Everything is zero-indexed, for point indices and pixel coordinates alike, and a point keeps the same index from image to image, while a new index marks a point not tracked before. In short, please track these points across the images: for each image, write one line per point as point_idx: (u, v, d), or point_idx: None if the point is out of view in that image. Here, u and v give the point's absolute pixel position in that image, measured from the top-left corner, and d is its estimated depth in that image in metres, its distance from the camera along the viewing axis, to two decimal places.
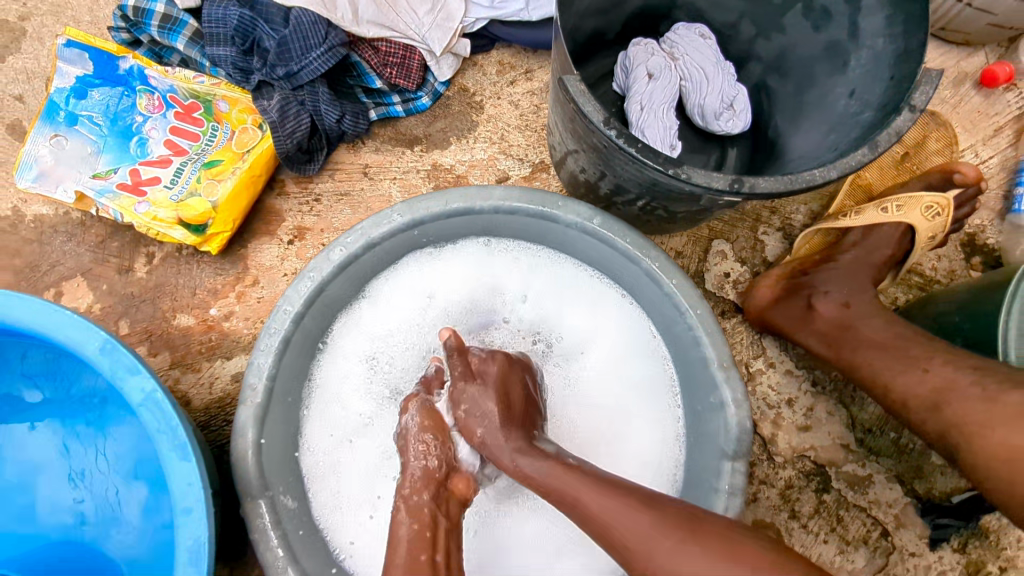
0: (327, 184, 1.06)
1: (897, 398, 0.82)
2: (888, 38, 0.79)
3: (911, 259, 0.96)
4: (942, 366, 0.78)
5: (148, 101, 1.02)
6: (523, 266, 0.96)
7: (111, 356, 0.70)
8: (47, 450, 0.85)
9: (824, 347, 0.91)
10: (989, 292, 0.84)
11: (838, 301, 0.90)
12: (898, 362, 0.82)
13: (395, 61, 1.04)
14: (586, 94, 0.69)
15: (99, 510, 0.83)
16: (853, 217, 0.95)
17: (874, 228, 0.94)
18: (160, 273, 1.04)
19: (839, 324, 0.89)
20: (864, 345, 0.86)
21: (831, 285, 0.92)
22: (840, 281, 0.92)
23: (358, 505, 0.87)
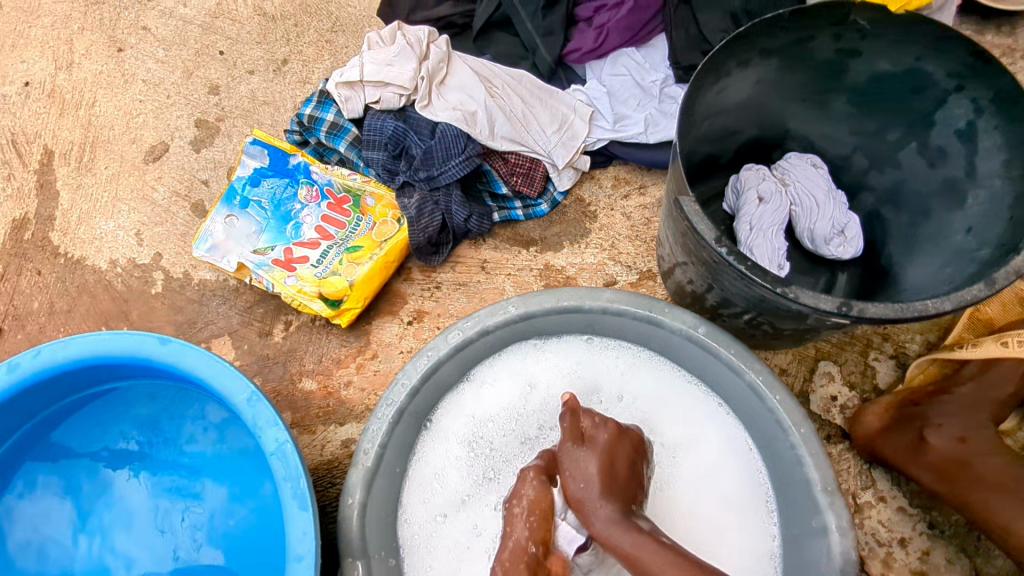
0: (449, 274, 1.17)
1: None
2: (1006, 179, 0.81)
3: None
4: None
5: (308, 192, 1.19)
6: (622, 367, 1.00)
7: (255, 406, 0.79)
8: (177, 487, 0.94)
9: (936, 484, 0.86)
10: None
11: (953, 435, 0.86)
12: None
13: (521, 171, 1.16)
14: (699, 214, 0.75)
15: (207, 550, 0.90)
16: (971, 348, 0.90)
17: (993, 362, 0.88)
18: (293, 339, 1.16)
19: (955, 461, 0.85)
20: (980, 486, 0.83)
21: (946, 419, 0.88)
22: (958, 416, 0.87)
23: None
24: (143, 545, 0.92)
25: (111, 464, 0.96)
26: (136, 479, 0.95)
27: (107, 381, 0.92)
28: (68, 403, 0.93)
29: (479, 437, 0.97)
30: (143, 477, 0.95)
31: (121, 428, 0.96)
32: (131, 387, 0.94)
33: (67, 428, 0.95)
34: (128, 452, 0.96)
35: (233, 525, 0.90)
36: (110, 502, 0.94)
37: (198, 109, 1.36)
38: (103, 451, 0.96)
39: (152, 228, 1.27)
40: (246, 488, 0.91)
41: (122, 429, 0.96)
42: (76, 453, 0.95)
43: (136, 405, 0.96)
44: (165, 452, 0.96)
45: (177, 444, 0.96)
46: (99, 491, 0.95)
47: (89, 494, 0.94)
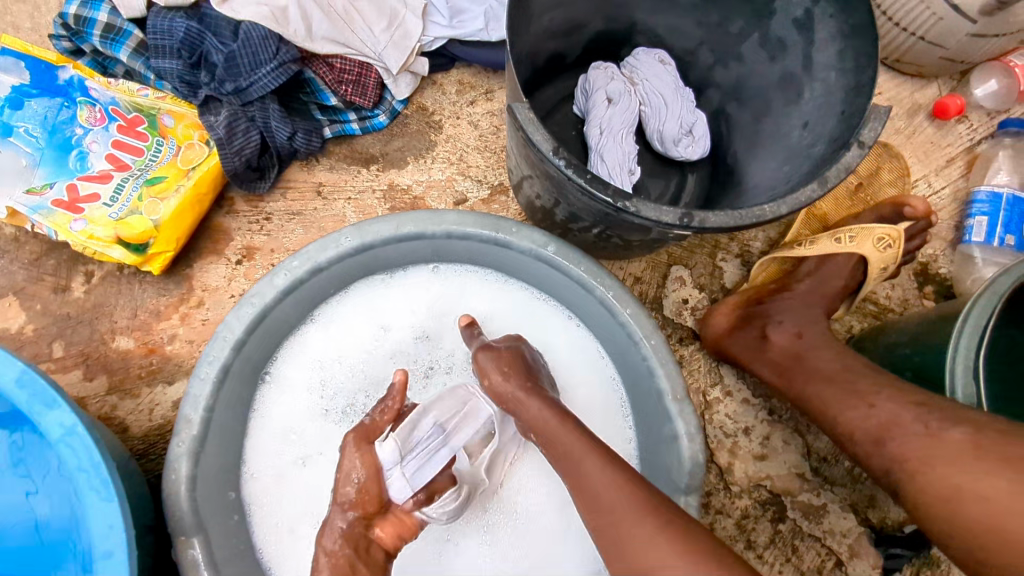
0: (279, 203, 1.03)
1: (843, 430, 0.80)
2: (840, 71, 0.78)
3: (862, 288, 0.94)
4: (888, 401, 0.76)
5: (89, 113, 0.97)
6: (474, 291, 0.94)
7: (30, 389, 0.65)
8: None
9: (775, 377, 0.90)
10: (934, 326, 0.84)
11: (791, 331, 0.90)
12: (845, 395, 0.80)
13: (350, 78, 1.01)
14: (535, 123, 0.67)
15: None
16: (809, 246, 0.93)
17: (827, 257, 0.92)
18: (99, 293, 0.99)
19: (794, 352, 0.88)
20: (814, 379, 0.85)
21: (785, 315, 0.91)
22: (795, 311, 0.91)
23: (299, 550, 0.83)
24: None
25: None
26: None
27: None
28: None
29: (327, 382, 0.90)
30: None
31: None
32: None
33: None
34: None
35: (26, 532, 0.76)
36: None
37: None
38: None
39: None
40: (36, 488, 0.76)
41: None
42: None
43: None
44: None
45: None
46: None
47: None
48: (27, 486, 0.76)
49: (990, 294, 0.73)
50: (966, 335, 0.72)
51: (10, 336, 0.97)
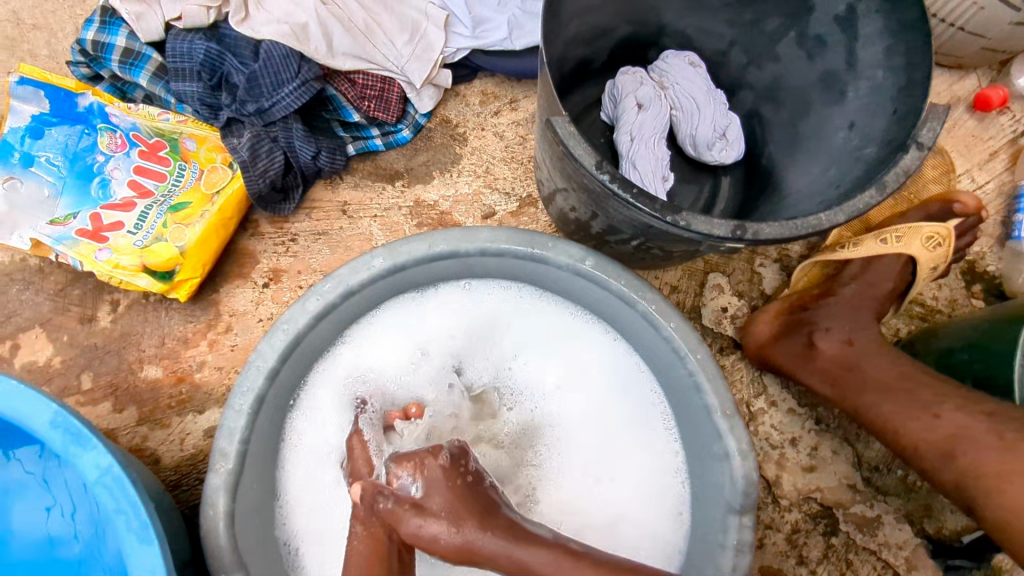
0: (304, 223, 1.01)
1: (908, 444, 0.77)
2: (887, 68, 0.75)
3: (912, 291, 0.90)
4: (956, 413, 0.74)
5: (110, 140, 0.96)
6: (507, 306, 0.91)
7: (64, 430, 0.63)
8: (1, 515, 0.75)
9: (828, 388, 0.86)
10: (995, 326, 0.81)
11: (840, 339, 0.86)
12: (911, 408, 0.77)
13: (372, 94, 0.99)
14: (576, 136, 0.64)
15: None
16: (852, 248, 0.89)
17: (874, 260, 0.88)
18: (125, 322, 0.98)
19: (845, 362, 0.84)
20: (869, 388, 0.82)
21: (833, 322, 0.87)
22: (846, 315, 0.87)
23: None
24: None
25: None
26: None
27: None
28: None
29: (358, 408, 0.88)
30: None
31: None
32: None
33: None
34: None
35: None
36: None
37: None
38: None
39: None
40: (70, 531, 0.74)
41: None
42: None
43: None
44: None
45: None
46: None
47: None
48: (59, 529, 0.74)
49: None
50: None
51: (38, 369, 0.96)
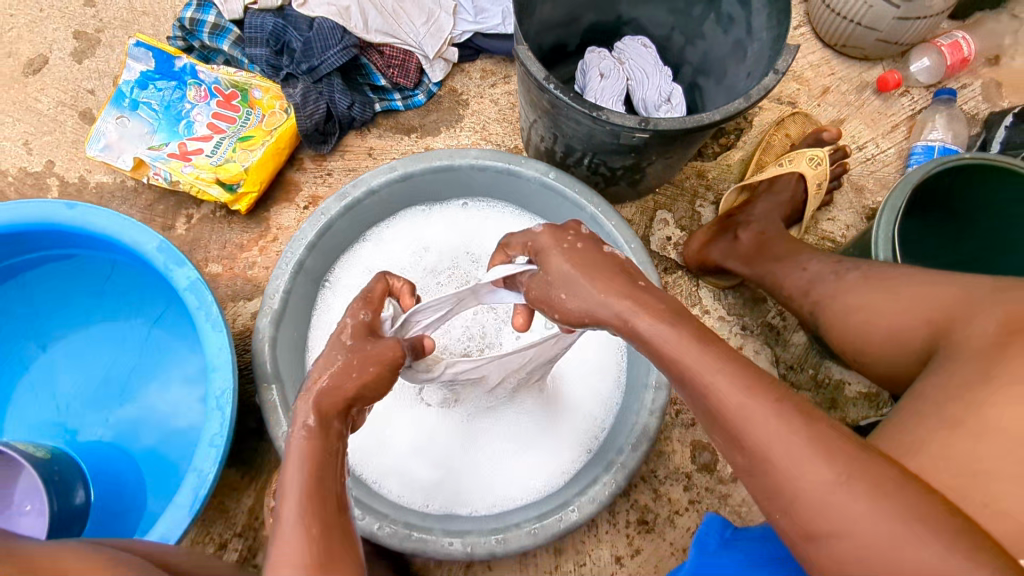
0: (338, 162, 1.29)
1: (787, 291, 0.99)
2: (769, 29, 1.01)
3: (809, 207, 1.17)
4: (816, 263, 0.96)
5: (196, 92, 1.26)
6: (494, 221, 1.18)
7: (166, 253, 0.90)
8: (131, 336, 1.07)
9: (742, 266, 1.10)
10: None
11: (756, 231, 1.10)
12: (790, 267, 1.01)
13: (396, 63, 1.28)
14: (532, 60, 0.92)
15: (147, 407, 1.04)
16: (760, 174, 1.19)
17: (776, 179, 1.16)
18: (196, 230, 1.25)
19: (757, 247, 1.09)
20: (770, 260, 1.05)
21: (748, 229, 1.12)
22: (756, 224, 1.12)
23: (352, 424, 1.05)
24: (89, 409, 1.04)
25: (71, 318, 1.08)
26: (87, 335, 1.08)
27: (66, 248, 1.02)
28: (29, 257, 1.03)
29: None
30: (80, 351, 1.07)
31: (63, 305, 1.08)
32: (67, 259, 1.05)
33: (40, 276, 1.06)
34: (67, 330, 1.08)
35: (169, 379, 1.05)
36: (67, 350, 1.07)
37: (75, 22, 1.36)
38: (40, 331, 1.07)
39: (40, 137, 1.29)
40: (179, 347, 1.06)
41: (81, 291, 1.08)
42: (18, 331, 1.06)
43: (74, 281, 1.07)
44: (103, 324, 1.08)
45: (116, 313, 1.08)
46: (56, 343, 1.07)
47: (46, 350, 1.07)
48: (172, 346, 1.06)
49: (903, 182, 0.94)
50: (885, 214, 0.93)
51: None
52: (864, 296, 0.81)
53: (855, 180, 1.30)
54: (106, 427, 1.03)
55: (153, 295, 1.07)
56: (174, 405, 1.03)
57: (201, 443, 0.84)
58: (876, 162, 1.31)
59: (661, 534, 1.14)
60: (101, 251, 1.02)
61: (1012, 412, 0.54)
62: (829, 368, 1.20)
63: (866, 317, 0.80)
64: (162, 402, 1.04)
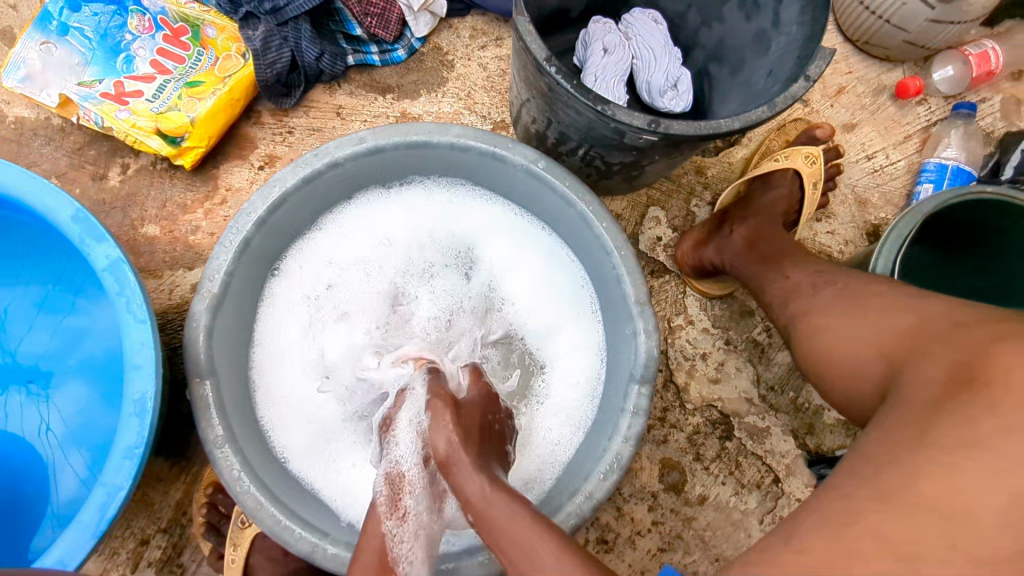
0: (302, 119, 1.14)
1: (775, 306, 0.91)
2: (800, 24, 0.90)
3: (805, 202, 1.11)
4: (799, 271, 0.91)
5: (139, 22, 1.08)
6: (462, 207, 1.06)
7: (82, 224, 0.76)
8: (59, 324, 0.96)
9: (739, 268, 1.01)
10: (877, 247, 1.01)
11: (745, 237, 1.02)
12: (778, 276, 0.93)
13: (375, 11, 1.12)
14: (533, 35, 0.79)
15: (62, 408, 0.94)
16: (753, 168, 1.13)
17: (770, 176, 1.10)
18: (133, 184, 1.10)
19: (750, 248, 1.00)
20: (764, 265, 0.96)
21: (739, 227, 1.04)
22: (748, 227, 1.04)
23: (297, 429, 0.96)
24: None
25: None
26: (11, 313, 0.96)
27: None
28: None
29: (337, 291, 1.03)
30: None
31: None
32: None
33: None
34: None
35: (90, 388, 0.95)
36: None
37: None
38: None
39: None
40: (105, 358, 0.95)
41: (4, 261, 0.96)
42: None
43: None
44: (7, 294, 0.97)
45: (44, 295, 0.96)
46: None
47: None
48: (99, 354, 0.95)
49: (913, 212, 0.91)
50: (890, 240, 0.90)
51: None
52: (828, 315, 0.80)
53: (860, 193, 1.22)
54: (16, 411, 0.95)
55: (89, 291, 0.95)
56: (92, 385, 0.95)
57: (115, 452, 0.73)
58: (884, 175, 1.23)
59: (621, 554, 1.08)
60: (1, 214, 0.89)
61: (935, 482, 0.52)
62: (810, 392, 1.15)
63: (826, 340, 0.79)
64: (84, 380, 0.95)
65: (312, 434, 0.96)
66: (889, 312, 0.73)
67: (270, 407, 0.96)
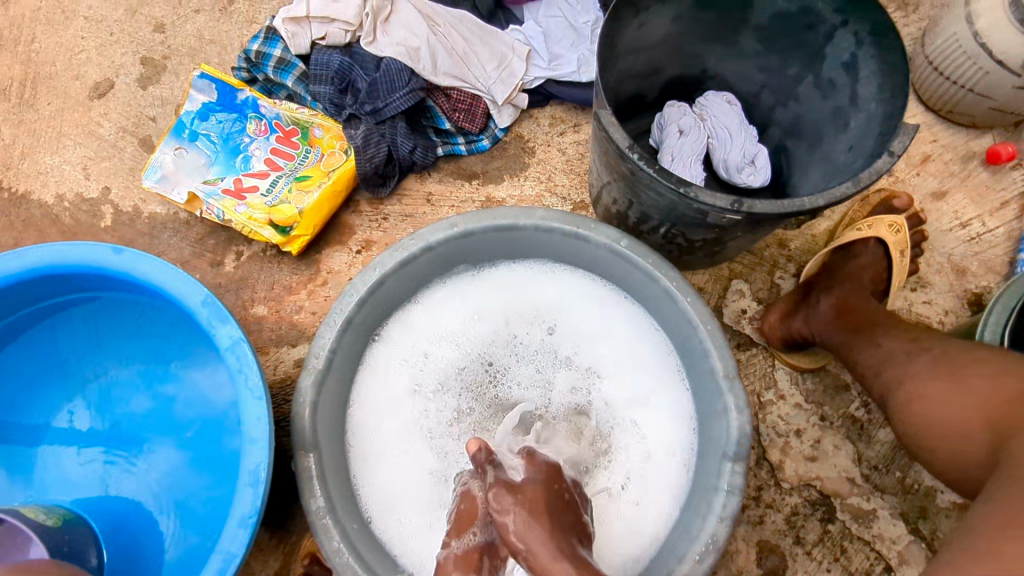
0: (396, 206, 1.24)
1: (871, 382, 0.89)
2: (879, 100, 0.92)
3: (893, 272, 1.08)
4: (893, 339, 0.88)
5: (256, 126, 1.22)
6: (546, 284, 1.10)
7: (210, 308, 0.85)
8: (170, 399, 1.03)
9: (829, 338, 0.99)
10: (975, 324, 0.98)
11: (831, 306, 1.00)
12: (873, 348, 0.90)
13: (463, 107, 1.22)
14: (616, 125, 0.84)
15: (173, 479, 1.00)
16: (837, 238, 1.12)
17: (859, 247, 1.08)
18: (245, 268, 1.21)
19: (837, 318, 0.99)
20: (851, 335, 0.95)
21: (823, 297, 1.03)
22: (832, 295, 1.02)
23: (386, 501, 0.98)
24: (115, 456, 1.02)
25: (114, 366, 1.05)
26: (129, 390, 1.04)
27: (102, 291, 0.99)
28: (56, 300, 1.00)
29: (428, 367, 1.07)
30: (105, 393, 1.04)
31: (106, 347, 1.05)
32: (105, 301, 1.02)
33: (79, 316, 1.03)
34: (102, 379, 1.04)
35: (196, 461, 1.00)
36: (110, 400, 1.04)
37: (143, 47, 1.35)
38: (69, 376, 1.05)
39: (99, 163, 1.28)
40: (208, 433, 1.00)
41: (122, 341, 1.05)
42: (48, 381, 1.04)
43: (111, 321, 1.04)
44: (128, 366, 1.05)
45: (159, 371, 1.04)
46: (100, 389, 1.04)
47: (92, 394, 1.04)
48: (205, 428, 1.01)
49: (1020, 280, 0.87)
50: (995, 310, 0.86)
51: None
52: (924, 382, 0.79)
53: (957, 261, 1.18)
54: (133, 478, 1.01)
55: (200, 367, 1.03)
56: (203, 452, 1.01)
57: (230, 521, 0.78)
58: (981, 242, 1.19)
59: None
60: (136, 296, 0.99)
61: None
62: (919, 473, 1.07)
63: (925, 408, 0.77)
64: (196, 448, 1.01)
65: (403, 508, 0.98)
66: (992, 382, 0.72)
67: (364, 480, 0.99)
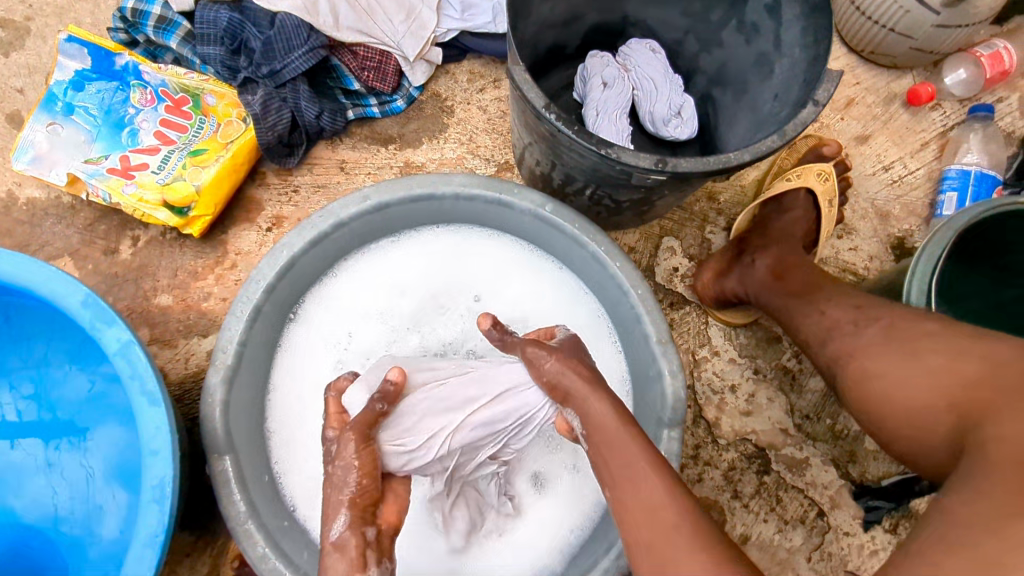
0: (306, 177, 1.14)
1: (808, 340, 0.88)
2: (803, 46, 0.89)
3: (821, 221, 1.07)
4: (837, 307, 0.86)
5: (141, 95, 1.10)
6: (474, 252, 1.04)
7: (92, 309, 0.76)
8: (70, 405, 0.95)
9: (763, 295, 0.98)
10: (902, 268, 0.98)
11: (766, 264, 0.99)
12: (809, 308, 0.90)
13: (372, 65, 1.13)
14: (529, 83, 0.78)
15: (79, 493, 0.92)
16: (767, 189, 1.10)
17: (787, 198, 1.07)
18: (144, 255, 1.10)
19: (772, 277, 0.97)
20: (787, 294, 0.94)
21: (758, 254, 1.02)
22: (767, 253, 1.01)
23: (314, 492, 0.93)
24: (16, 469, 0.94)
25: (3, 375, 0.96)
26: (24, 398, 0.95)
27: None
28: None
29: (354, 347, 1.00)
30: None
31: None
32: None
33: None
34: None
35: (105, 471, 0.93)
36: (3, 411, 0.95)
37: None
38: None
39: None
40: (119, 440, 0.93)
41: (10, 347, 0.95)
42: None
43: None
44: (22, 371, 0.96)
45: (54, 376, 0.95)
46: None
47: None
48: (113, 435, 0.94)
49: (946, 226, 0.86)
50: (922, 257, 0.86)
51: None
52: (880, 359, 0.77)
53: (880, 206, 1.18)
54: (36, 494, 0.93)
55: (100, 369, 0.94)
56: (111, 459, 0.93)
57: (135, 541, 0.72)
58: (904, 185, 1.19)
59: None
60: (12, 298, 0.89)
61: None
62: (848, 418, 1.10)
63: (882, 387, 0.75)
64: (102, 455, 0.93)
65: None
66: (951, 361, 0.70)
67: (289, 471, 0.94)
